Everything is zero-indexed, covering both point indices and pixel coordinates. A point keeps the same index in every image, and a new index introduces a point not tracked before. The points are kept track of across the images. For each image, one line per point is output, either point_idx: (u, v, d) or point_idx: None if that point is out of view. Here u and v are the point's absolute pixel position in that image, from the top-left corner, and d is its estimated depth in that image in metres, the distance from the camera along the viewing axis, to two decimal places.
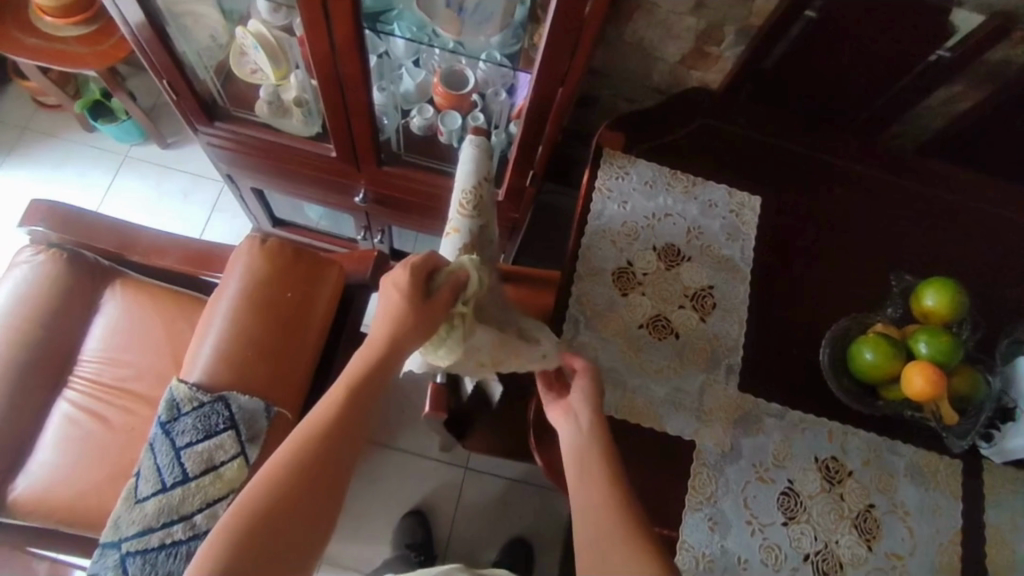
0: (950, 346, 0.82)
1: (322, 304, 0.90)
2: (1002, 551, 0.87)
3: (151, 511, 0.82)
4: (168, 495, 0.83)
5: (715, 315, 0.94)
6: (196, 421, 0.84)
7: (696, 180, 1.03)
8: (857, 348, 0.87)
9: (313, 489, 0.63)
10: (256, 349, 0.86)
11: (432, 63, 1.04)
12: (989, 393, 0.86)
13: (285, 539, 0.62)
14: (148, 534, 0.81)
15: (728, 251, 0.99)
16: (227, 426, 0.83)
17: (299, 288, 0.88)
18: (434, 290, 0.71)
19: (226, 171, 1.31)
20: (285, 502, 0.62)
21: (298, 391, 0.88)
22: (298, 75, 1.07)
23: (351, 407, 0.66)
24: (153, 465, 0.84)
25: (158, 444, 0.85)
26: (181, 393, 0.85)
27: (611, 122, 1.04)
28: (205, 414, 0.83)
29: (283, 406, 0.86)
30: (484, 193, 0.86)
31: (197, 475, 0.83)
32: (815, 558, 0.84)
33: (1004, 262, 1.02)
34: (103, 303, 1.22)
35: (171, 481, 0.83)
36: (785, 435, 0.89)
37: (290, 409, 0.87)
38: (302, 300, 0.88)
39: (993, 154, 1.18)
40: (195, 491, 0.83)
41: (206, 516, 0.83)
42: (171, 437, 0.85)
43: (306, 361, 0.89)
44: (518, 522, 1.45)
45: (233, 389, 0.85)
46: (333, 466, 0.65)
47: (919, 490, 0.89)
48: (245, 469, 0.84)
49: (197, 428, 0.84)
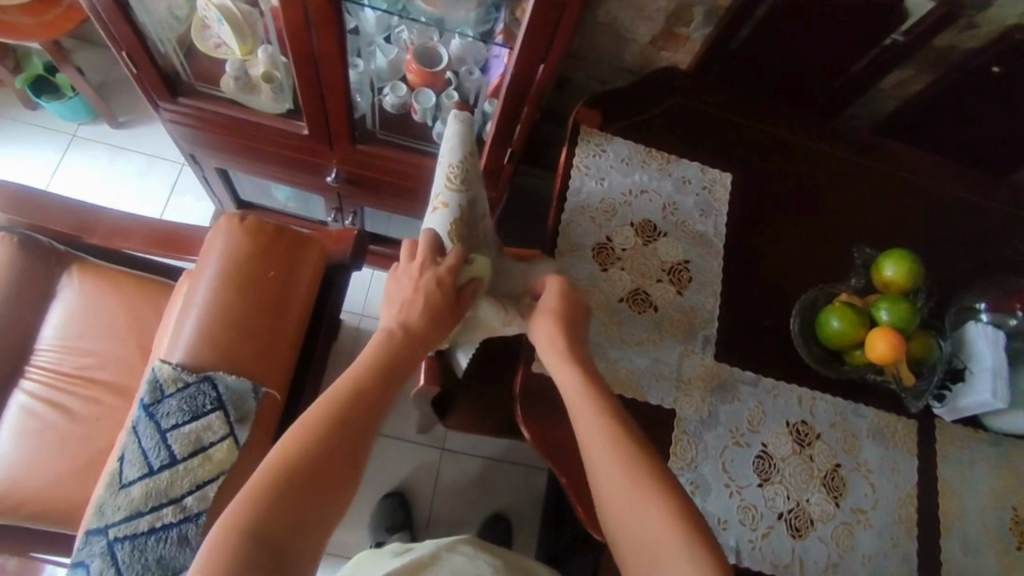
0: (909, 313, 0.87)
1: (304, 285, 0.89)
2: (952, 501, 0.95)
3: (138, 496, 0.80)
4: (156, 478, 0.80)
5: (691, 288, 0.98)
6: (180, 403, 0.82)
7: (670, 157, 1.05)
8: (824, 317, 0.92)
9: (337, 464, 0.62)
10: (238, 331, 0.84)
11: (404, 38, 1.02)
12: (941, 356, 0.93)
13: (306, 514, 0.59)
14: (137, 518, 0.79)
15: (702, 227, 1.02)
16: (214, 408, 0.81)
17: (282, 269, 0.87)
18: (462, 288, 0.76)
19: (189, 151, 1.26)
20: (312, 462, 0.61)
21: (283, 374, 0.87)
22: (266, 49, 1.03)
23: (373, 382, 0.68)
24: (138, 449, 0.81)
25: (141, 427, 0.82)
26: (164, 373, 0.83)
27: (587, 101, 1.05)
28: (190, 395, 0.81)
29: (271, 386, 0.85)
30: (471, 167, 0.85)
31: (185, 457, 0.81)
32: (788, 515, 0.88)
33: (954, 236, 1.08)
34: (60, 289, 1.17)
35: (158, 464, 0.81)
36: (757, 394, 0.94)
37: (276, 392, 0.86)
38: (286, 280, 0.87)
39: (943, 136, 1.25)
40: (184, 473, 0.80)
41: (197, 497, 0.80)
42: (155, 420, 0.82)
43: (290, 343, 0.88)
44: (496, 500, 1.47)
45: (220, 369, 0.83)
46: (354, 442, 0.64)
47: (880, 448, 0.95)
48: (234, 450, 0.82)
49: (183, 410, 0.82)
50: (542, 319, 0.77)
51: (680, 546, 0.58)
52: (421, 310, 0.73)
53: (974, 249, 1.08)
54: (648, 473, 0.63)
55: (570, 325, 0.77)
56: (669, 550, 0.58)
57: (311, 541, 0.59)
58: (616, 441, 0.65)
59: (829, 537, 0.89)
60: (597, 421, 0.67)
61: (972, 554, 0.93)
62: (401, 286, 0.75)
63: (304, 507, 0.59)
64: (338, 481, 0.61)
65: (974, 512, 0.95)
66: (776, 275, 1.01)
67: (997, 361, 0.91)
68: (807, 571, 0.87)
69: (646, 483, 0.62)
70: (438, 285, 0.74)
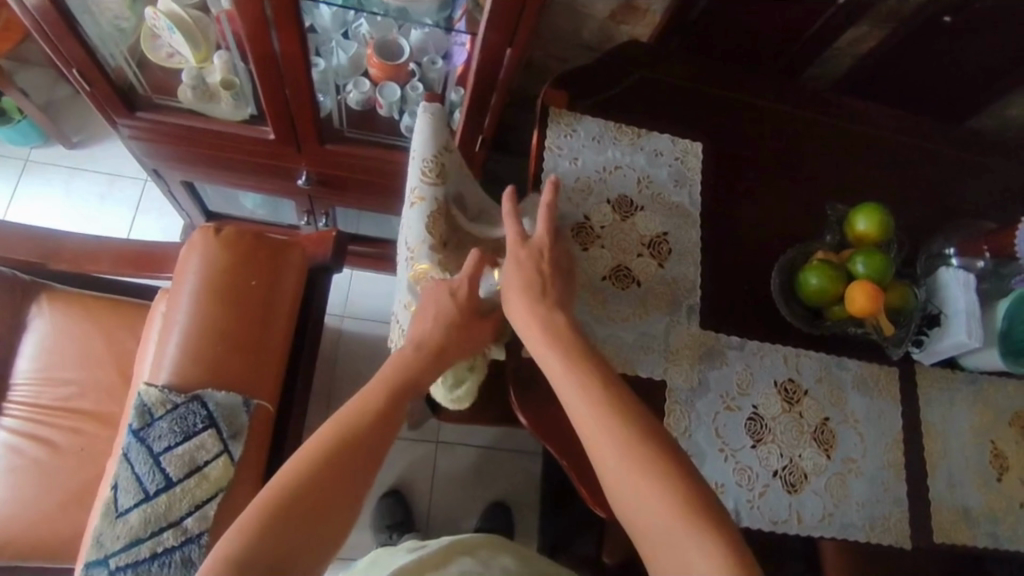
0: (883, 265, 0.90)
1: (287, 293, 0.88)
2: (935, 442, 0.98)
3: (136, 523, 0.78)
4: (153, 503, 0.78)
5: (672, 260, 0.99)
6: (172, 424, 0.81)
7: (640, 131, 1.06)
8: (804, 276, 0.94)
9: (349, 482, 0.65)
10: (224, 345, 0.83)
11: (363, 33, 1.01)
12: (917, 303, 0.96)
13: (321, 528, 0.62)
14: (138, 545, 0.77)
15: (678, 198, 1.03)
16: (206, 425, 0.81)
17: (264, 278, 0.87)
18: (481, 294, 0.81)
19: (152, 166, 1.22)
20: (311, 486, 0.63)
21: (273, 384, 0.87)
22: (222, 55, 1.01)
23: (386, 395, 0.71)
24: (131, 476, 0.79)
25: (133, 453, 0.80)
26: (151, 397, 0.82)
27: (553, 81, 1.06)
28: (181, 416, 0.81)
29: (262, 398, 0.85)
30: (446, 161, 0.83)
31: (181, 479, 0.80)
32: (783, 472, 0.91)
33: (920, 187, 1.11)
34: (30, 320, 1.14)
35: (154, 488, 0.79)
36: (741, 355, 0.96)
37: (269, 403, 0.86)
38: (268, 290, 0.87)
39: (899, 89, 1.28)
40: (182, 495, 0.79)
41: (197, 519, 0.79)
42: (146, 444, 0.81)
43: (278, 351, 0.87)
44: (494, 487, 1.48)
45: (208, 387, 0.82)
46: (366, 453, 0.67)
47: (866, 398, 0.98)
48: (231, 467, 0.81)
49: (175, 431, 0.81)
50: (517, 304, 0.80)
51: (691, 539, 0.61)
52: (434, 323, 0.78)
53: (938, 197, 1.11)
54: (652, 471, 0.65)
55: (550, 315, 0.79)
56: (680, 544, 0.61)
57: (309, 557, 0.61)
58: (626, 439, 0.67)
59: (823, 489, 0.92)
60: (599, 423, 0.69)
61: (957, 490, 0.96)
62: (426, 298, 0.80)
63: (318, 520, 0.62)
64: (347, 495, 0.65)
65: (956, 450, 0.98)
66: (752, 240, 1.03)
67: (969, 303, 0.94)
68: (805, 523, 0.90)
69: (655, 480, 0.64)
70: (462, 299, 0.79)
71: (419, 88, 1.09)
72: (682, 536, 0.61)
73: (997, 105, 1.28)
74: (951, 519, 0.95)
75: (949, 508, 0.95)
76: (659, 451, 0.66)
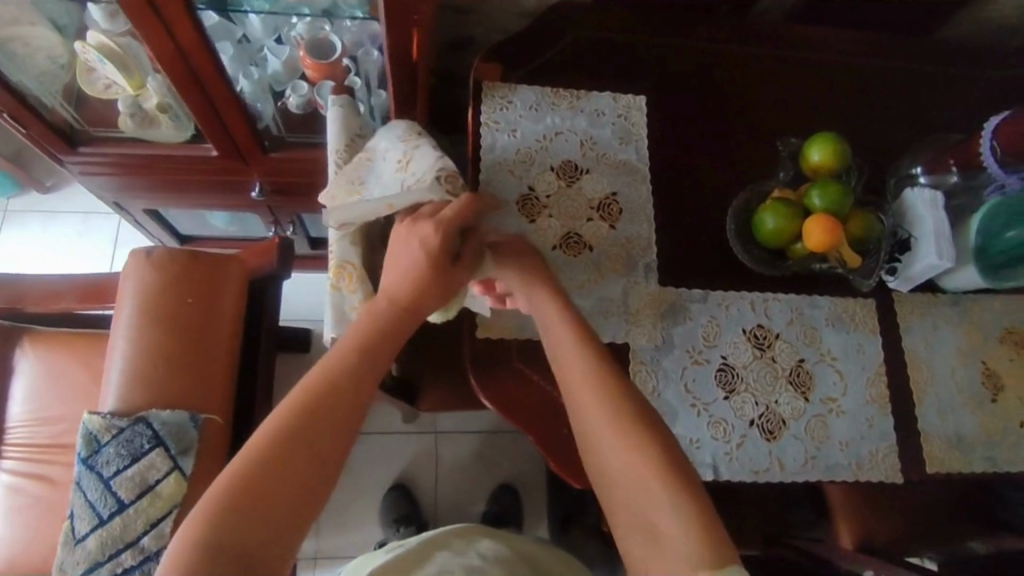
0: (840, 195, 0.87)
1: (226, 305, 0.91)
2: (921, 371, 0.95)
3: (94, 548, 0.82)
4: (108, 527, 0.82)
5: (624, 221, 0.96)
6: (119, 449, 0.83)
7: (579, 92, 1.03)
8: (759, 218, 0.91)
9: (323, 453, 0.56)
10: (166, 366, 0.87)
11: (294, 36, 1.00)
12: (884, 230, 0.92)
13: (288, 510, 0.54)
14: (97, 569, 0.81)
15: (624, 155, 1.00)
16: (153, 446, 0.83)
17: (200, 295, 0.90)
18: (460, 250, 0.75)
19: (112, 199, 1.24)
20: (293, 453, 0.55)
21: (222, 399, 0.90)
22: (155, 81, 1.00)
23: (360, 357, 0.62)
24: (85, 503, 0.83)
25: (84, 481, 0.83)
26: (96, 424, 0.85)
27: (485, 54, 1.02)
28: (127, 439, 0.83)
29: (212, 412, 0.88)
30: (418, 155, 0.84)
31: (134, 500, 0.83)
32: (759, 421, 0.89)
33: (882, 109, 1.06)
34: (15, 364, 1.17)
35: (108, 513, 0.82)
36: (704, 308, 0.93)
37: (218, 415, 0.89)
38: (206, 305, 0.90)
39: (858, 9, 1.21)
40: (136, 516, 0.82)
41: (153, 538, 0.82)
42: (96, 470, 0.84)
43: (223, 367, 0.90)
44: (499, 469, 1.49)
45: (154, 407, 0.85)
46: (341, 423, 0.58)
47: (842, 334, 0.95)
48: (183, 483, 0.84)
49: (123, 455, 0.84)
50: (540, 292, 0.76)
51: (663, 500, 0.58)
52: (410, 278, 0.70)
53: (902, 117, 1.05)
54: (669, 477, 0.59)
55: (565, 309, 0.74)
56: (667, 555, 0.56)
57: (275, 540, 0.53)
58: (601, 408, 0.64)
59: (804, 433, 0.89)
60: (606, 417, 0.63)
61: (948, 417, 0.93)
62: (406, 247, 0.72)
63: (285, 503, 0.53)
64: (317, 480, 0.55)
65: (945, 376, 0.95)
66: (707, 188, 1.00)
67: (938, 222, 0.89)
68: (787, 470, 0.88)
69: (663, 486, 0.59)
70: (439, 253, 0.72)
71: (359, 83, 1.07)
72: (663, 501, 0.58)
73: (966, 11, 1.21)
74: (943, 448, 0.92)
75: (940, 436, 0.92)
76: (636, 418, 0.63)
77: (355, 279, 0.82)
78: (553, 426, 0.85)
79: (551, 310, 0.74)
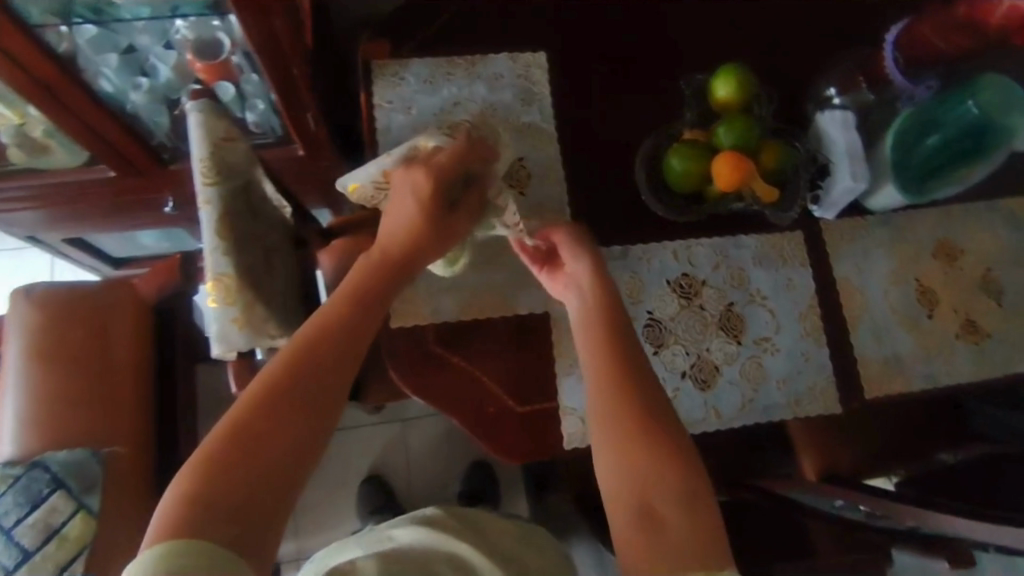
0: (746, 129, 0.83)
1: (123, 343, 1.04)
2: (855, 297, 0.93)
3: None
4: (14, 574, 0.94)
5: (534, 186, 0.93)
6: (17, 498, 0.96)
7: (474, 57, 0.98)
8: (668, 163, 0.87)
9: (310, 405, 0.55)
10: (67, 407, 1.00)
11: (182, 41, 0.93)
12: (801, 158, 0.88)
13: (272, 476, 0.52)
14: None
15: (528, 117, 0.96)
16: (51, 490, 0.97)
17: (77, 347, 1.02)
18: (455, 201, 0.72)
19: (26, 234, 1.21)
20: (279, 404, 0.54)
21: (129, 430, 1.03)
22: (31, 112, 0.96)
23: (346, 318, 0.60)
24: None
25: None
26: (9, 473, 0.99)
27: (370, 34, 0.98)
28: (24, 487, 0.97)
29: (114, 445, 1.01)
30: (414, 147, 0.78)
31: (37, 547, 0.96)
32: (691, 372, 0.87)
33: (794, 31, 1.00)
34: None
35: (13, 561, 0.95)
36: (624, 265, 0.91)
37: (126, 446, 1.02)
38: (104, 346, 1.03)
39: None
40: (40, 560, 0.95)
41: None
42: None
43: (132, 398, 1.04)
44: (471, 448, 1.49)
45: (48, 451, 0.99)
46: (325, 393, 0.56)
47: (771, 270, 0.92)
48: (87, 520, 0.98)
49: (20, 505, 0.97)
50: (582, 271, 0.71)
51: (672, 490, 0.54)
52: (399, 233, 0.68)
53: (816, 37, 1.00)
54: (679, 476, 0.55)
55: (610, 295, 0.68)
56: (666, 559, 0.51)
57: (258, 493, 0.51)
58: (615, 397, 0.59)
59: (738, 377, 0.88)
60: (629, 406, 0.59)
61: (884, 340, 0.91)
62: (402, 200, 0.70)
63: (271, 470, 0.52)
64: (304, 434, 0.54)
65: (879, 299, 0.93)
66: (619, 140, 0.96)
67: (850, 142, 0.85)
68: (724, 416, 0.87)
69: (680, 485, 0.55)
70: (432, 199, 0.69)
71: (255, 80, 0.97)
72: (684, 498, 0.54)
73: None
74: (881, 371, 0.90)
75: (878, 361, 0.91)
76: (643, 412, 0.58)
77: (237, 289, 0.66)
78: (480, 405, 0.85)
79: (590, 285, 0.69)
